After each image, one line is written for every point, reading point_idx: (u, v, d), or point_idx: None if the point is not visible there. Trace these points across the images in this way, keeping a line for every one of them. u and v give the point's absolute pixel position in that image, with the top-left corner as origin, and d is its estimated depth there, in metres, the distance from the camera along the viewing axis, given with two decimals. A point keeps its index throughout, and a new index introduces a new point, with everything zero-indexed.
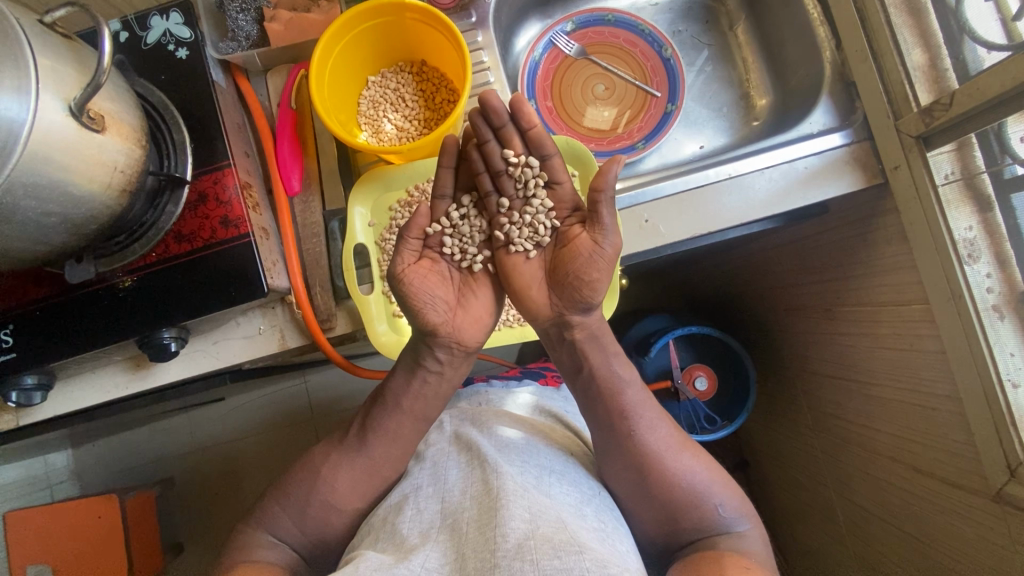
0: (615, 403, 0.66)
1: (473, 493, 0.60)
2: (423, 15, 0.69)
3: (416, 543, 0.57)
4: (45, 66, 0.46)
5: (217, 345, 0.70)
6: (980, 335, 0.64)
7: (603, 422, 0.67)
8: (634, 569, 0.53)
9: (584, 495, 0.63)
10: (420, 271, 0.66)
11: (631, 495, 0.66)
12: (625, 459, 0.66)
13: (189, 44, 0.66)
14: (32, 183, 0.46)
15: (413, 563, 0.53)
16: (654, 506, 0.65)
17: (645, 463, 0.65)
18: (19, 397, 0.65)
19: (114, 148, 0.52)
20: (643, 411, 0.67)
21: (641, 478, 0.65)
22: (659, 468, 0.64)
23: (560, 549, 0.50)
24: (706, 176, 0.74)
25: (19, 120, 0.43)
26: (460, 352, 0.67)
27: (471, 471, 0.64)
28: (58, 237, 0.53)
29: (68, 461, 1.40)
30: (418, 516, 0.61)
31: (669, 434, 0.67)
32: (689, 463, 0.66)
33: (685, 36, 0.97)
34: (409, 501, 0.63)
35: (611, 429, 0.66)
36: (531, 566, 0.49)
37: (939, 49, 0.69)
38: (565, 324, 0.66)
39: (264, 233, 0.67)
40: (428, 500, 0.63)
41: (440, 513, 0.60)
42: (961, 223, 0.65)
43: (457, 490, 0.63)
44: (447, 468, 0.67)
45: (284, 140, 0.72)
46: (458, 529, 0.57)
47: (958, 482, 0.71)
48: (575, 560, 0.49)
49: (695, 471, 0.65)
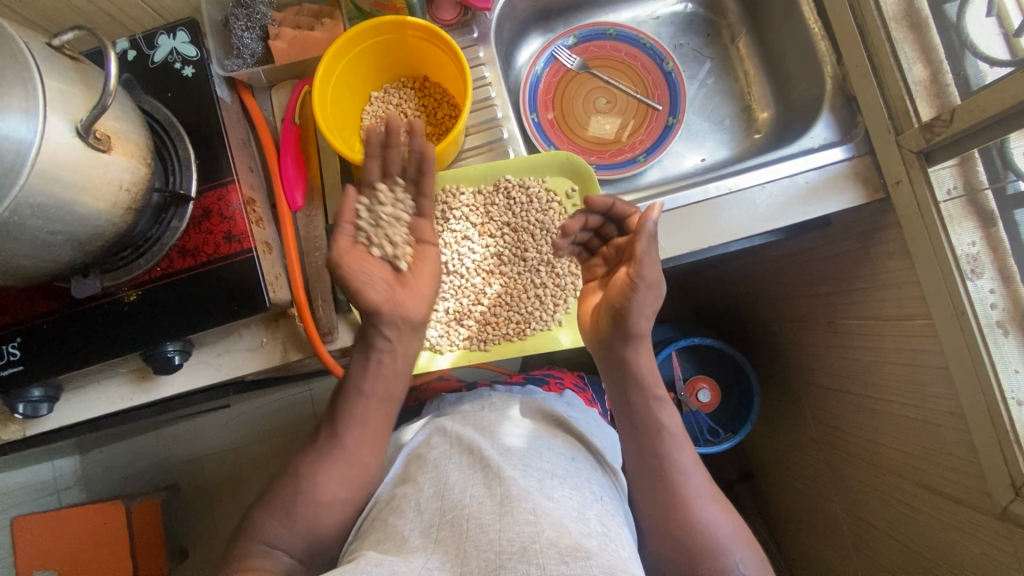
0: (661, 423, 0.67)
1: (475, 493, 0.59)
2: (424, 32, 0.70)
3: (417, 544, 0.55)
4: (54, 89, 0.47)
5: (219, 357, 0.71)
6: (983, 352, 0.63)
7: (644, 446, 0.67)
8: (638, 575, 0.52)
9: (585, 499, 0.60)
10: (356, 254, 0.63)
11: (646, 517, 0.66)
12: (653, 484, 0.66)
13: (195, 62, 0.67)
14: (40, 203, 0.47)
15: (415, 563, 0.51)
16: (666, 537, 0.64)
17: (668, 492, 0.65)
18: (26, 409, 0.66)
19: (120, 167, 0.53)
20: (687, 452, 0.67)
21: (660, 504, 0.65)
22: (688, 509, 0.64)
23: (567, 554, 0.49)
24: (705, 191, 0.74)
25: (27, 141, 0.44)
26: (406, 327, 0.67)
27: (475, 474, 0.61)
28: (64, 253, 0.54)
29: (74, 468, 1.41)
30: (419, 516, 0.59)
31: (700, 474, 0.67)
32: (710, 510, 0.65)
33: (687, 49, 0.97)
34: (409, 502, 0.60)
35: (653, 452, 0.67)
36: (538, 569, 0.48)
37: (940, 64, 0.68)
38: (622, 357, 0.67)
39: (266, 247, 0.68)
40: (429, 500, 0.60)
41: (440, 511, 0.58)
42: (964, 237, 0.65)
43: (461, 491, 0.60)
44: (449, 469, 0.64)
45: (287, 155, 0.73)
46: (459, 527, 0.55)
47: (964, 499, 0.71)
48: (582, 565, 0.48)
49: (716, 520, 0.64)
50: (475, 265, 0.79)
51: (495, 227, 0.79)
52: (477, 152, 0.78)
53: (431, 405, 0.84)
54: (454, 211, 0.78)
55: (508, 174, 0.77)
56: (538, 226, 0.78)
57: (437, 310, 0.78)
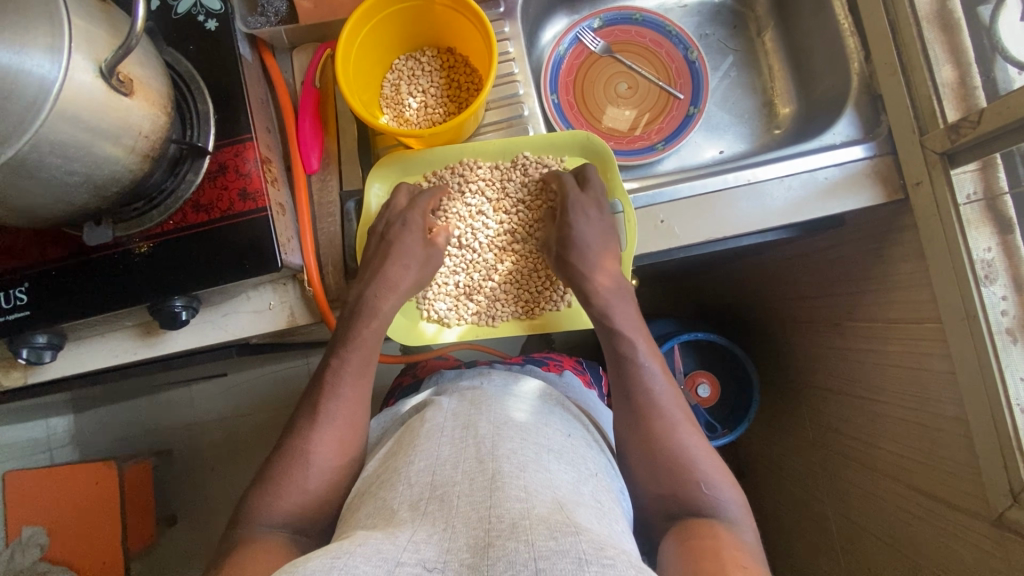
0: (629, 348, 0.69)
1: (465, 469, 0.55)
2: (453, 2, 0.69)
3: (405, 517, 0.51)
4: (79, 26, 0.46)
5: (226, 317, 0.71)
6: (992, 357, 0.63)
7: (616, 372, 0.69)
8: (629, 548, 0.50)
9: (580, 474, 0.59)
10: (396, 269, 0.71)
11: (634, 458, 0.65)
12: (631, 418, 0.66)
13: (219, 15, 0.67)
14: (59, 141, 0.46)
15: (401, 537, 0.47)
16: (657, 486, 0.62)
17: (643, 419, 0.65)
18: (29, 355, 0.66)
19: (139, 113, 0.52)
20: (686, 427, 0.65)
21: (643, 439, 0.64)
22: (684, 481, 0.61)
23: (557, 530, 0.46)
24: (723, 180, 0.73)
25: (50, 78, 0.44)
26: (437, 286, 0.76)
27: (468, 450, 0.58)
28: (80, 196, 0.53)
29: (69, 426, 1.41)
30: (409, 489, 0.55)
31: (672, 395, 0.67)
32: (686, 437, 0.64)
33: (712, 39, 0.97)
34: (400, 475, 0.57)
35: (626, 381, 0.68)
36: (526, 546, 0.45)
37: (969, 67, 0.67)
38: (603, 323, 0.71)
39: (280, 209, 0.67)
40: (420, 473, 0.56)
41: (429, 486, 0.54)
42: (980, 243, 0.65)
43: (452, 465, 0.56)
44: (440, 442, 0.60)
45: (306, 118, 0.72)
46: (448, 503, 0.52)
47: (959, 504, 0.71)
48: (571, 541, 0.45)
49: (693, 445, 0.63)
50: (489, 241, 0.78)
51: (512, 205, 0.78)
52: (495, 128, 0.78)
53: (430, 380, 0.83)
54: (470, 185, 0.77)
55: (525, 151, 0.77)
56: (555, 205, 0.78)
57: (448, 283, 0.78)
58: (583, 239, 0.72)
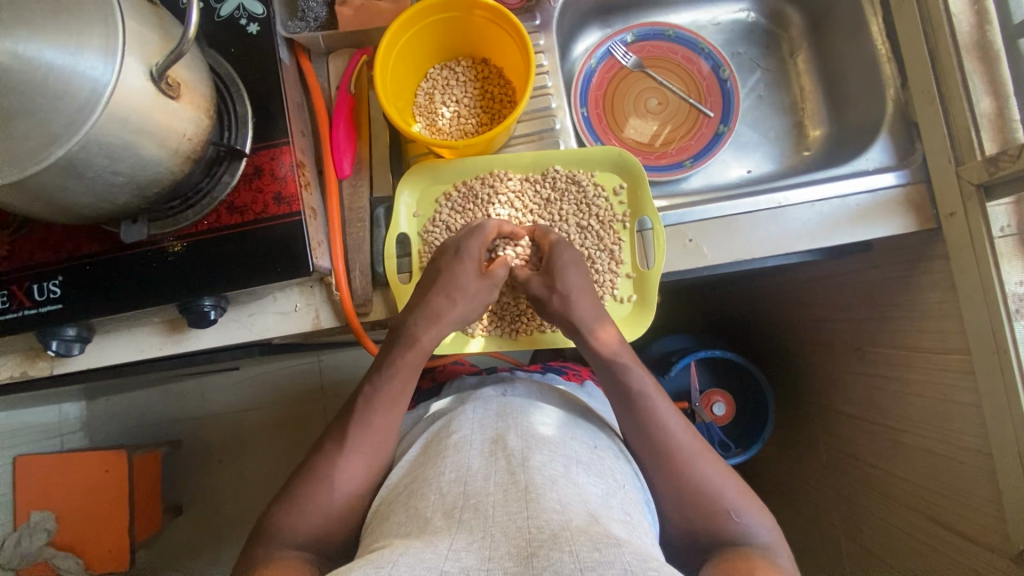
0: (636, 395, 0.66)
1: (498, 481, 0.55)
2: (492, 13, 0.69)
3: (440, 525, 0.51)
4: (133, 29, 0.47)
5: (253, 317, 0.71)
6: (1022, 393, 0.62)
7: (625, 414, 0.67)
8: (662, 559, 0.50)
9: (609, 487, 0.59)
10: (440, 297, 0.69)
11: (660, 490, 0.64)
12: (649, 455, 0.64)
13: (261, 19, 0.67)
14: (108, 142, 0.47)
15: (440, 546, 0.47)
16: (684, 509, 0.62)
17: (666, 459, 0.63)
18: (59, 347, 0.67)
19: (185, 117, 0.53)
20: (709, 457, 0.64)
21: (663, 472, 0.63)
22: (714, 506, 0.61)
23: (599, 541, 0.46)
24: (754, 203, 0.73)
25: (103, 80, 0.44)
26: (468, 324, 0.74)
27: (498, 462, 0.58)
28: (122, 196, 0.53)
29: (82, 413, 1.42)
30: (441, 498, 0.55)
31: (686, 430, 0.66)
32: (706, 462, 0.63)
33: (744, 58, 0.96)
34: (431, 485, 0.57)
35: (639, 423, 0.66)
36: (570, 556, 0.45)
37: (1009, 99, 0.67)
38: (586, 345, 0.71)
39: (312, 213, 0.68)
40: (452, 483, 0.56)
41: (462, 495, 0.54)
42: (1014, 276, 0.64)
43: (484, 477, 0.56)
44: (469, 455, 0.60)
45: (340, 123, 0.73)
46: (484, 513, 0.51)
47: (981, 540, 0.70)
48: (614, 552, 0.45)
49: (715, 475, 0.62)
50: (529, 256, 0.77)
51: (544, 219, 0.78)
52: (526, 140, 0.79)
53: (450, 386, 0.83)
54: (499, 196, 0.77)
55: (555, 165, 0.77)
56: (584, 221, 0.78)
57: None
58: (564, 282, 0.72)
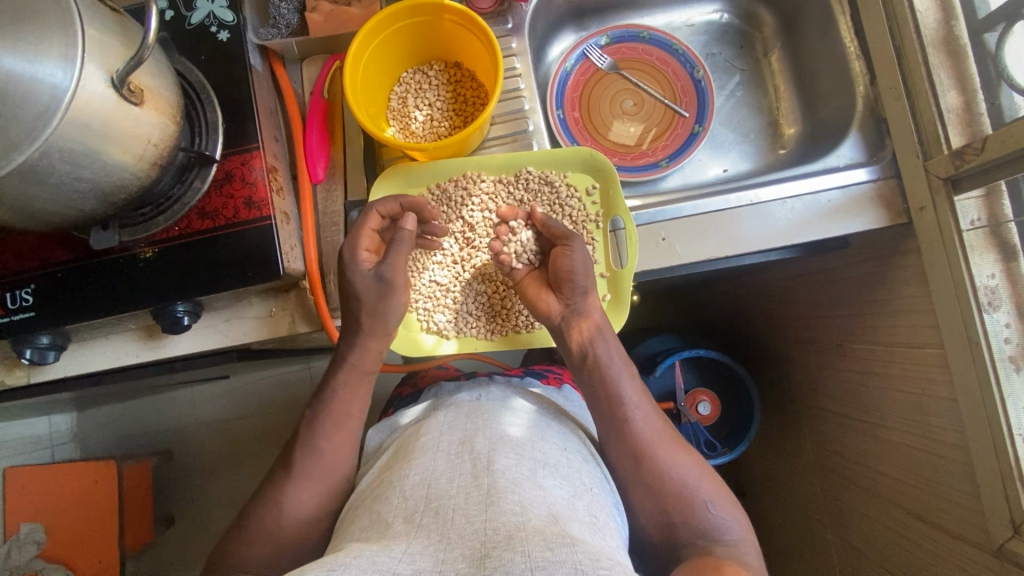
0: (611, 390, 0.66)
1: (461, 483, 0.55)
2: (461, 17, 0.70)
3: (400, 530, 0.51)
4: (92, 37, 0.47)
5: (228, 323, 0.71)
6: (993, 386, 0.62)
7: (596, 410, 0.67)
8: (624, 561, 0.50)
9: (575, 489, 0.59)
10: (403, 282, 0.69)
11: (629, 488, 0.64)
12: (620, 450, 0.64)
13: (231, 27, 0.68)
14: (69, 149, 0.47)
15: (396, 550, 0.47)
16: (652, 507, 0.62)
17: (635, 453, 0.63)
18: (32, 355, 0.66)
19: (149, 122, 0.53)
20: (677, 453, 0.64)
21: (633, 467, 0.64)
22: (681, 502, 0.61)
23: (552, 541, 0.46)
24: (726, 201, 0.73)
25: (62, 87, 0.45)
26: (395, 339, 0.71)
27: (463, 464, 0.58)
28: (88, 202, 0.54)
29: (70, 424, 1.42)
30: (403, 502, 0.55)
31: (658, 424, 0.66)
32: (674, 458, 0.63)
33: (718, 58, 0.97)
34: (396, 487, 0.57)
35: (610, 421, 0.65)
36: (522, 557, 0.45)
37: (974, 93, 0.68)
38: (577, 312, 0.69)
39: (285, 217, 0.68)
40: (416, 486, 0.56)
41: (424, 498, 0.54)
42: (984, 269, 0.64)
43: (447, 478, 0.57)
44: (435, 456, 0.60)
45: (313, 128, 0.73)
46: (444, 515, 0.52)
47: (961, 534, 0.70)
48: (567, 551, 0.45)
49: (683, 470, 0.63)
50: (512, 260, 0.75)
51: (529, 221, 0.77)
52: (500, 142, 0.79)
53: (429, 393, 0.82)
54: (473, 198, 0.78)
55: (528, 167, 0.78)
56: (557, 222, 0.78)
57: (449, 296, 0.79)
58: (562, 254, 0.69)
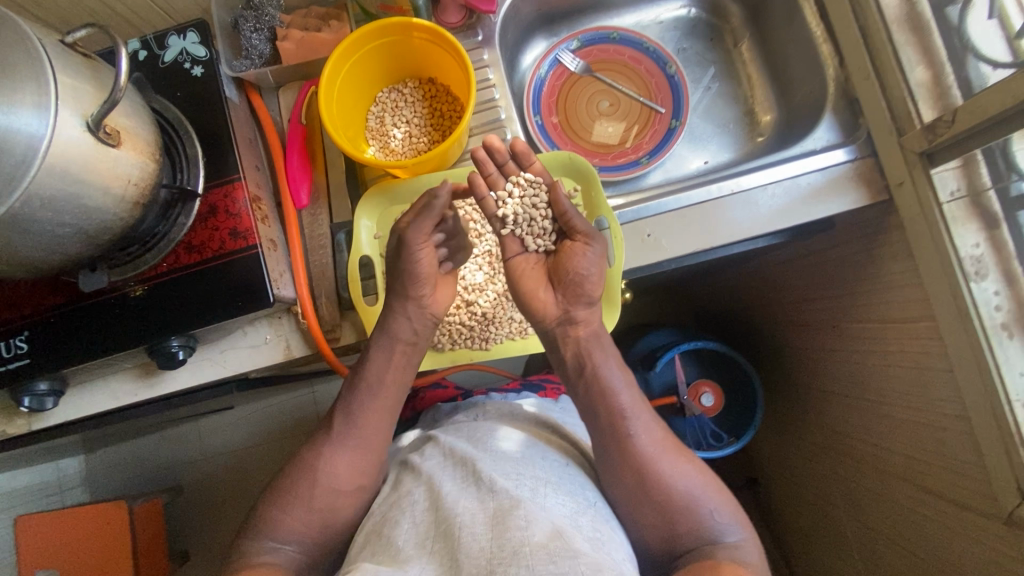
0: (610, 404, 0.65)
1: (468, 504, 0.55)
2: (430, 34, 0.71)
3: (412, 556, 0.53)
4: (66, 84, 0.48)
5: (224, 354, 0.71)
6: (988, 353, 0.62)
7: (593, 422, 0.66)
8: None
9: (579, 505, 0.58)
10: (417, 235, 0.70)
11: (627, 500, 0.63)
12: (619, 464, 0.64)
13: (205, 62, 0.68)
14: (49, 197, 0.48)
15: None
16: (655, 520, 0.62)
17: (633, 464, 0.63)
18: (32, 402, 0.67)
19: (128, 162, 0.54)
20: (676, 461, 0.64)
21: (634, 481, 0.63)
22: (681, 511, 0.62)
23: (556, 555, 0.47)
24: (708, 191, 0.74)
25: (39, 135, 0.45)
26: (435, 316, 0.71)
27: (466, 486, 0.58)
28: (72, 246, 0.54)
29: (78, 468, 1.42)
30: (415, 528, 0.56)
31: (659, 434, 0.66)
32: (673, 467, 0.64)
33: (690, 53, 0.98)
34: (405, 513, 0.58)
35: (609, 434, 0.65)
36: (526, 572, 0.46)
37: (942, 66, 0.68)
38: (576, 320, 0.69)
39: (271, 245, 0.69)
40: (424, 512, 0.58)
41: (434, 521, 0.56)
42: (969, 239, 0.64)
43: (452, 498, 0.57)
44: (440, 480, 0.61)
45: (294, 154, 0.74)
46: (453, 537, 0.52)
47: (969, 504, 0.70)
48: (570, 564, 0.46)
49: (682, 476, 0.63)
50: (524, 244, 0.73)
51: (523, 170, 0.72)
52: None
53: (426, 417, 0.85)
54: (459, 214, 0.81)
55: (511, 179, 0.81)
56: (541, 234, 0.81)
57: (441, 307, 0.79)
58: (577, 255, 0.69)
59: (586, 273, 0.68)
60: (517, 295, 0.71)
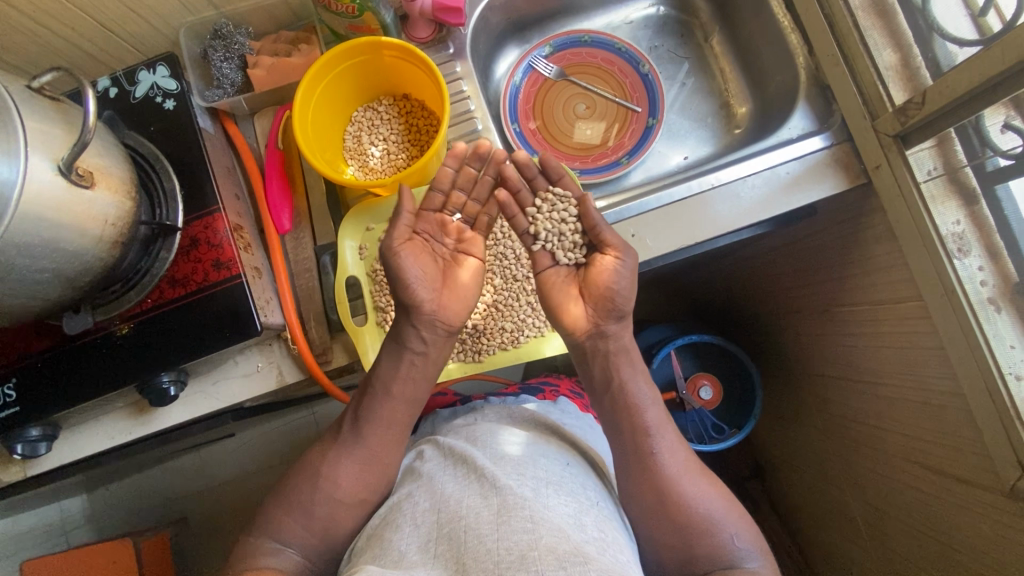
0: (636, 421, 0.66)
1: (471, 502, 0.56)
2: (399, 51, 0.71)
3: (416, 561, 0.52)
4: (34, 129, 0.47)
5: (216, 385, 0.71)
6: (977, 328, 0.63)
7: (620, 435, 0.66)
8: None
9: (582, 504, 0.58)
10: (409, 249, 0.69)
11: (642, 513, 0.64)
12: (641, 481, 0.64)
13: (176, 94, 0.68)
14: (26, 243, 0.47)
15: None
16: (671, 538, 0.62)
17: (655, 481, 0.63)
18: (24, 449, 0.66)
19: (103, 202, 0.53)
20: (699, 483, 0.64)
21: (653, 497, 0.63)
22: (700, 533, 0.62)
23: (565, 559, 0.48)
24: (689, 188, 0.74)
25: (9, 182, 0.44)
26: (444, 331, 0.70)
27: (470, 485, 0.58)
28: (53, 290, 0.54)
29: (81, 508, 1.40)
30: (416, 531, 0.56)
31: (682, 455, 0.66)
32: (696, 488, 0.64)
33: (662, 50, 0.99)
34: (406, 517, 0.58)
35: (631, 450, 0.65)
36: None
37: (910, 48, 0.69)
38: (607, 335, 0.69)
39: (255, 272, 0.68)
40: (426, 514, 0.57)
41: (437, 524, 0.55)
42: (948, 217, 0.65)
43: (456, 501, 0.57)
44: (443, 482, 0.61)
45: (272, 180, 0.74)
46: (457, 540, 0.52)
47: (970, 479, 0.70)
48: (579, 570, 0.47)
49: (705, 498, 0.64)
50: (555, 257, 0.74)
51: (552, 184, 0.73)
52: None
53: (426, 423, 0.85)
54: None
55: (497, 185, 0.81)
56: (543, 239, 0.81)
57: None
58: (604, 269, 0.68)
59: (617, 287, 0.67)
60: (548, 307, 0.72)
